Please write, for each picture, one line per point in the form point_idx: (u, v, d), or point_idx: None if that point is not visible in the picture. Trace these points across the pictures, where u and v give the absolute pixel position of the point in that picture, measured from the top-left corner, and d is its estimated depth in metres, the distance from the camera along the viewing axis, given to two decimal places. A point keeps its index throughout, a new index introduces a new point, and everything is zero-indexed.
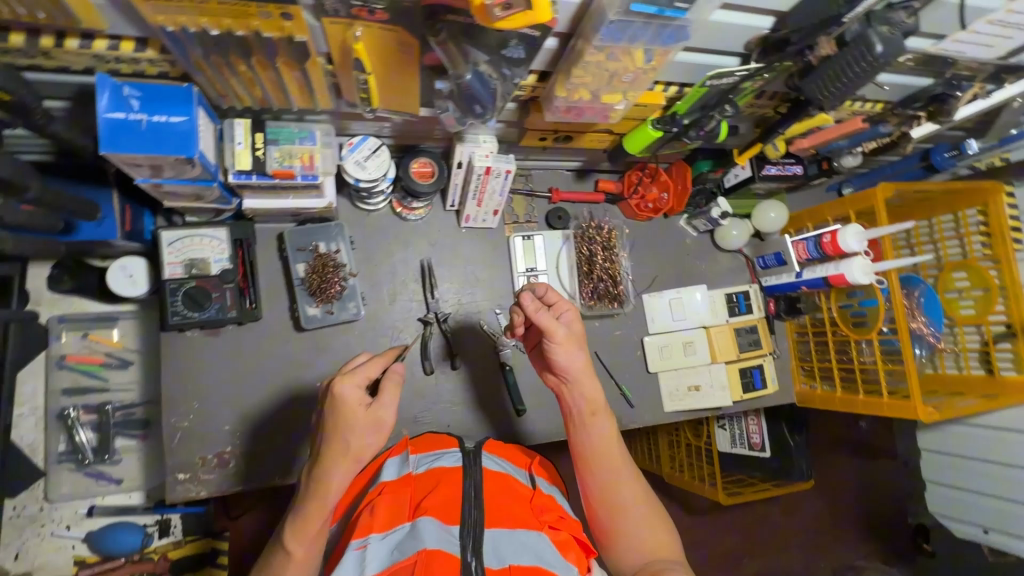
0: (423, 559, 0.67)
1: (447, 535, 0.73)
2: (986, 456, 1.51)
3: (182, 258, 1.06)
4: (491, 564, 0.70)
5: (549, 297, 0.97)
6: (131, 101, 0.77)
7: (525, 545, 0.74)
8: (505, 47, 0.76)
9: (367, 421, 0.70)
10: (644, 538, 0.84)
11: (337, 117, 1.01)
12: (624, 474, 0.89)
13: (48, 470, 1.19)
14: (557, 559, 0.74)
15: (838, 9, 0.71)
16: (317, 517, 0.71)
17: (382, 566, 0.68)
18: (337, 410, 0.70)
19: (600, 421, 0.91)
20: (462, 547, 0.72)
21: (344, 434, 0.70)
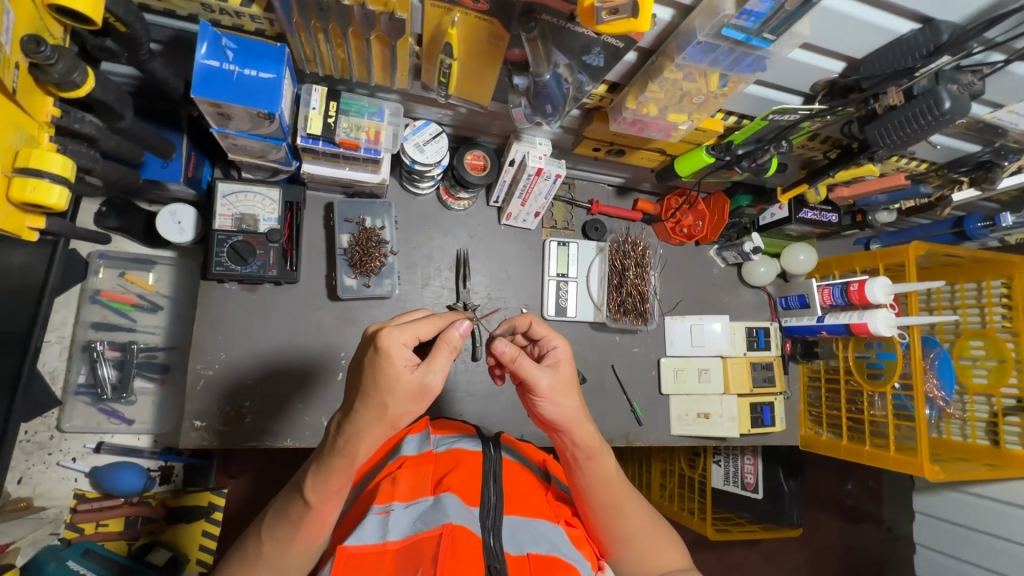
0: (448, 533, 0.68)
1: (468, 515, 0.74)
2: (983, 528, 1.51)
3: (234, 211, 1.08)
4: (509, 549, 0.72)
5: (534, 332, 0.85)
6: (227, 52, 0.81)
7: (543, 535, 0.75)
8: (587, 54, 0.80)
9: (410, 383, 0.65)
10: (650, 558, 0.83)
11: (406, 98, 1.05)
12: (628, 505, 0.84)
13: (65, 400, 1.21)
14: (573, 553, 0.75)
15: (912, 63, 0.74)
16: (341, 473, 0.70)
17: (404, 535, 0.71)
18: (381, 364, 0.64)
19: (599, 455, 0.82)
20: (483, 526, 0.73)
21: (383, 392, 0.65)
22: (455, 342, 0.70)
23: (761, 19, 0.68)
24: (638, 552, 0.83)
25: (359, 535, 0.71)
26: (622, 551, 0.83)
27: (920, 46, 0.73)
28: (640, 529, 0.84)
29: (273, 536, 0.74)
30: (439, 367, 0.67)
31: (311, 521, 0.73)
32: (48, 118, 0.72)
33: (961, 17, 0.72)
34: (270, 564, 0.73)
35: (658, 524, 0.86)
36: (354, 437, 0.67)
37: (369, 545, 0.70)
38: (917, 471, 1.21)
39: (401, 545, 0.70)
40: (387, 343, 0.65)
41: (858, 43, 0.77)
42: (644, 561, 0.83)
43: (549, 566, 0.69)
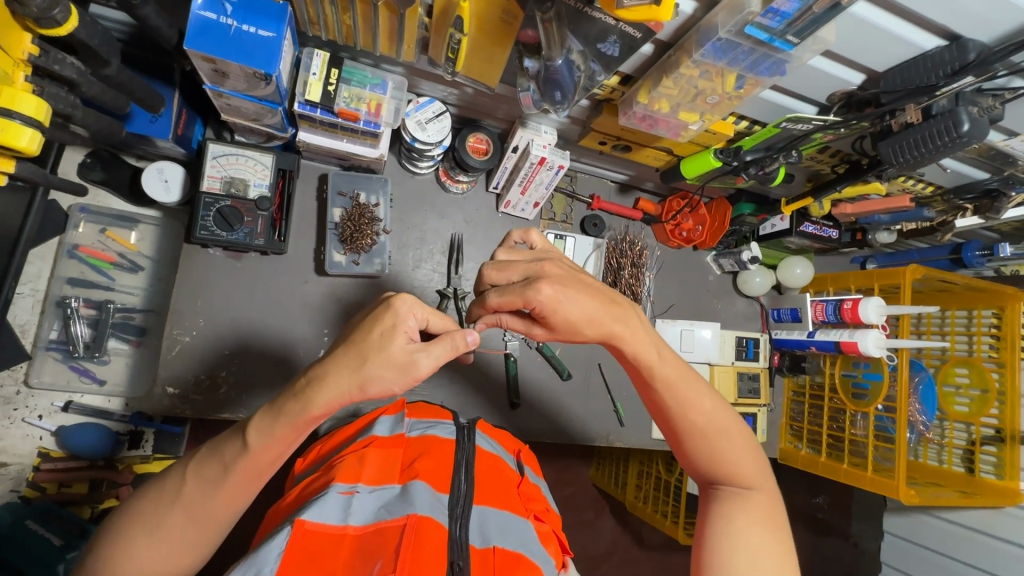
0: (412, 524, 0.66)
1: (436, 503, 0.72)
2: (950, 552, 1.54)
3: (223, 174, 1.05)
4: (474, 542, 0.70)
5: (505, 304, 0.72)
6: (226, 5, 0.78)
7: (512, 530, 0.73)
8: (602, 41, 0.77)
9: (398, 351, 0.62)
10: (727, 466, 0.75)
11: (411, 73, 1.01)
12: (701, 406, 0.75)
13: (34, 355, 1.15)
14: (540, 549, 0.73)
15: (935, 80, 0.72)
16: (291, 423, 0.64)
17: (367, 522, 0.69)
18: (385, 320, 0.63)
19: (654, 360, 0.73)
20: (450, 516, 0.72)
21: (370, 348, 0.62)
22: (460, 344, 0.66)
23: (787, 19, 0.65)
24: (705, 450, 0.75)
25: (319, 511, 0.67)
26: (687, 443, 0.76)
27: (945, 64, 0.71)
28: (710, 437, 0.75)
29: (200, 477, 0.67)
30: (436, 353, 0.64)
31: (245, 467, 0.66)
32: (24, 56, 0.67)
33: (990, 37, 0.70)
34: (195, 512, 0.67)
35: (737, 431, 0.76)
36: (318, 383, 0.63)
37: (329, 525, 0.67)
38: (892, 492, 1.21)
39: (363, 532, 0.67)
40: (399, 305, 0.64)
41: (881, 55, 0.75)
42: (712, 461, 0.75)
43: (514, 564, 0.67)
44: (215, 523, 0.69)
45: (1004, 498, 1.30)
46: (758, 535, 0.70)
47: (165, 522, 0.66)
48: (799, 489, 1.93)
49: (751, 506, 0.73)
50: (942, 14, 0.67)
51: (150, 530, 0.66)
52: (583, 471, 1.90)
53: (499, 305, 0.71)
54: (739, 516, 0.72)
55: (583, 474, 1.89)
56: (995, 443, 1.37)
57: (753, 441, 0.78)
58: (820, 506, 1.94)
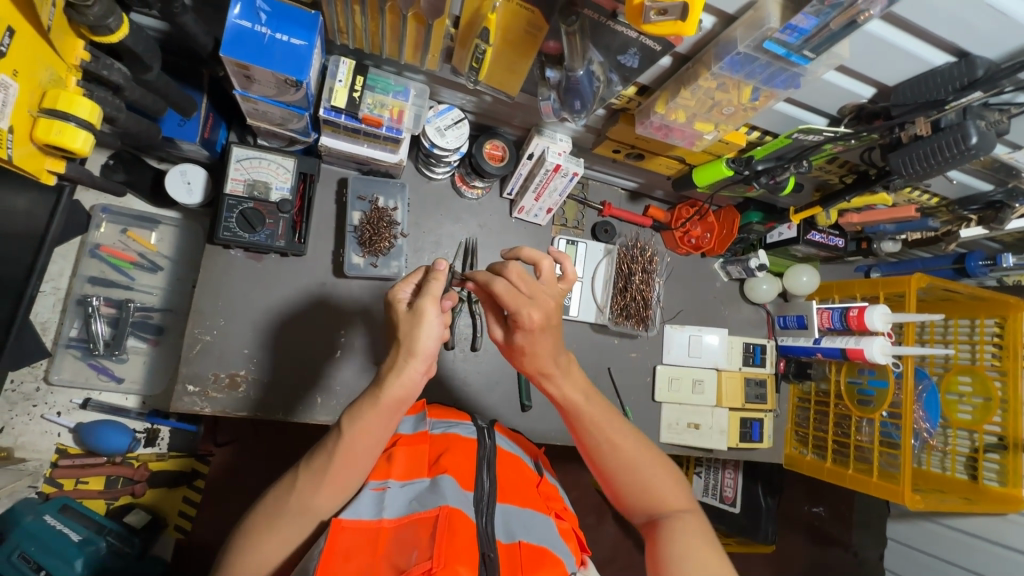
0: (444, 515, 0.67)
1: (464, 498, 0.73)
2: (953, 559, 1.55)
3: (247, 177, 1.07)
4: (500, 537, 0.72)
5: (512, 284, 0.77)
6: (260, 14, 0.80)
7: (534, 525, 0.74)
8: (623, 53, 0.80)
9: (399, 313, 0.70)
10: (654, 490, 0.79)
11: (432, 81, 1.04)
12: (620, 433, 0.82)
13: (55, 352, 1.18)
14: (562, 545, 0.75)
15: (944, 95, 0.74)
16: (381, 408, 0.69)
17: (401, 514, 0.70)
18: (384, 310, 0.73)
19: (581, 398, 0.81)
20: (477, 509, 0.73)
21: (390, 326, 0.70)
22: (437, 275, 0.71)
23: (804, 36, 0.68)
24: (634, 481, 0.80)
25: (354, 510, 0.70)
26: (620, 480, 0.80)
27: (953, 80, 0.74)
28: (636, 465, 0.80)
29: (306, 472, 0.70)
30: (428, 294, 0.69)
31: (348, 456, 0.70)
32: (77, 61, 0.71)
33: (996, 54, 0.73)
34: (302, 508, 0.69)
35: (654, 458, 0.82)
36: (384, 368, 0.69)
37: (365, 520, 0.69)
38: (897, 497, 1.23)
39: (397, 525, 0.68)
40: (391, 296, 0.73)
41: (891, 70, 0.77)
42: (645, 491, 0.80)
43: (540, 558, 0.68)
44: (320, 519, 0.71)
45: (1007, 505, 1.34)
46: (700, 551, 0.73)
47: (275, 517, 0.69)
48: (801, 495, 1.95)
49: (689, 523, 0.76)
50: (951, 32, 0.69)
51: (264, 525, 0.69)
52: (587, 477, 1.91)
53: (500, 295, 0.76)
54: (683, 534, 0.75)
55: (586, 479, 1.90)
56: (999, 451, 1.39)
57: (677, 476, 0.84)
58: (820, 514, 1.96)
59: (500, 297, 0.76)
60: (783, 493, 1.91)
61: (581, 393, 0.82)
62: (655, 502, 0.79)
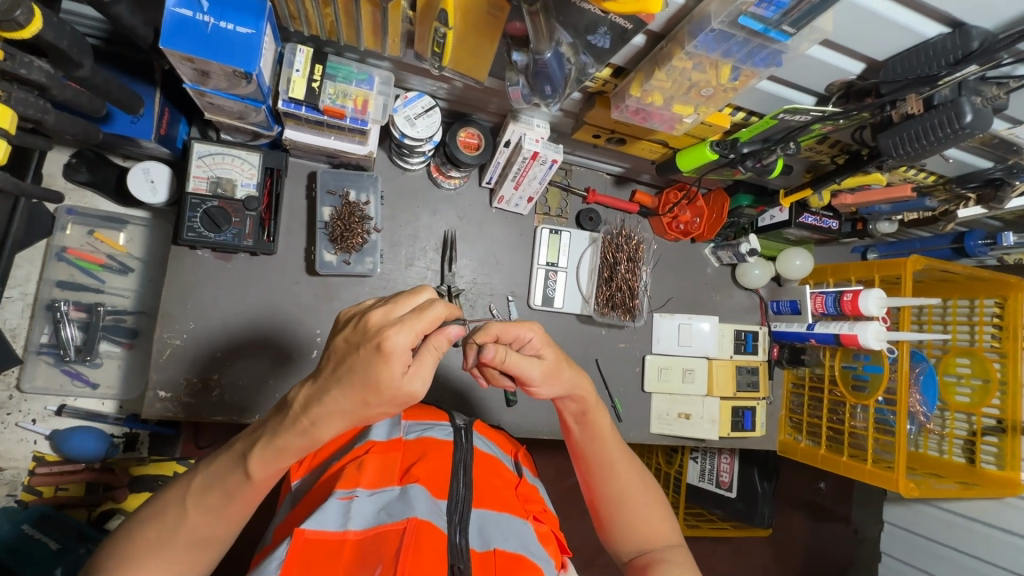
0: (412, 528, 0.64)
1: (435, 508, 0.70)
2: (950, 542, 1.54)
3: (209, 174, 1.03)
4: (475, 546, 0.69)
5: (504, 335, 0.74)
6: (201, 1, 0.75)
7: (512, 531, 0.71)
8: (592, 32, 0.74)
9: (376, 374, 0.57)
10: (646, 523, 0.83)
11: (398, 67, 0.98)
12: (623, 463, 0.84)
13: (26, 359, 1.16)
14: (540, 550, 0.72)
15: (937, 70, 0.69)
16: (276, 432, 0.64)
17: (367, 525, 0.67)
18: (357, 335, 0.60)
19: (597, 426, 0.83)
20: (449, 521, 0.70)
21: (348, 373, 0.58)
22: (444, 345, 0.62)
23: (782, 9, 0.63)
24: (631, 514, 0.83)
25: (318, 519, 0.66)
26: (617, 509, 0.83)
27: (947, 52, 0.68)
28: (634, 492, 0.84)
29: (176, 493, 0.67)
30: (419, 370, 0.60)
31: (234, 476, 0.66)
32: None
33: (994, 24, 0.67)
34: (184, 533, 0.66)
35: (653, 491, 0.86)
36: (318, 416, 0.61)
37: (329, 532, 0.66)
38: (891, 485, 1.20)
39: (363, 536, 0.66)
40: (391, 345, 0.57)
41: (881, 43, 0.72)
42: (637, 522, 0.83)
43: (515, 566, 0.66)
44: (205, 543, 0.68)
45: (1004, 489, 1.31)
46: None
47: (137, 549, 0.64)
48: (799, 478, 1.92)
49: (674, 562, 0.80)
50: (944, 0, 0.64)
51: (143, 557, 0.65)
52: None
53: (503, 334, 0.74)
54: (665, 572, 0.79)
55: None
56: (997, 434, 1.36)
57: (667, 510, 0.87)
58: (819, 493, 1.94)
59: (504, 334, 0.74)
60: (779, 476, 1.89)
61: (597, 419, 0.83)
62: (644, 534, 0.83)
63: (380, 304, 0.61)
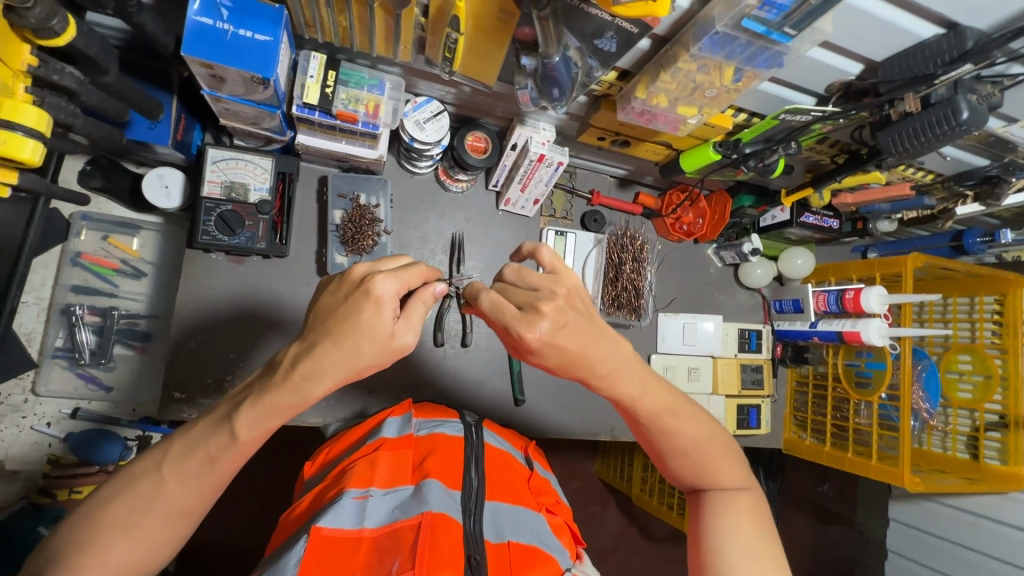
0: (427, 521, 0.65)
1: (450, 499, 0.71)
2: (955, 538, 1.55)
3: (223, 178, 1.05)
4: (489, 537, 0.69)
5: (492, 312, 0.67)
6: (222, 10, 0.78)
7: (525, 524, 0.72)
8: (599, 37, 0.76)
9: (373, 326, 0.60)
10: (707, 467, 0.78)
11: (408, 73, 1.01)
12: (680, 417, 0.77)
13: (41, 363, 1.17)
14: (554, 541, 0.72)
15: (933, 69, 0.72)
16: (279, 412, 0.64)
17: (383, 523, 0.67)
18: (346, 289, 0.63)
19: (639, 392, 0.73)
20: (464, 510, 0.71)
21: (337, 326, 0.60)
22: (429, 301, 0.66)
23: (783, 11, 0.65)
24: (690, 462, 0.79)
25: (334, 518, 0.66)
26: (674, 453, 0.78)
27: (942, 52, 0.71)
28: (694, 439, 0.78)
29: (152, 481, 0.64)
30: (411, 322, 0.63)
31: (228, 460, 0.65)
32: (23, 67, 0.64)
33: (987, 25, 0.70)
34: (163, 500, 0.64)
35: (713, 434, 0.80)
36: (311, 381, 0.62)
37: (345, 530, 0.65)
38: (897, 480, 1.21)
39: (379, 533, 0.66)
40: (377, 289, 0.60)
41: (878, 45, 0.75)
42: (697, 463, 0.78)
43: (530, 557, 0.66)
44: (185, 515, 0.66)
45: (1009, 484, 1.32)
46: (752, 526, 0.74)
47: (119, 540, 0.62)
48: (805, 479, 1.93)
49: (740, 501, 0.77)
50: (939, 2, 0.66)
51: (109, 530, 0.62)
52: (589, 466, 1.86)
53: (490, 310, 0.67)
54: (731, 512, 0.75)
55: (589, 468, 1.85)
56: (999, 429, 1.38)
57: (728, 443, 0.82)
58: (825, 495, 1.95)
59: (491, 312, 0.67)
60: (785, 476, 1.90)
61: (638, 388, 0.73)
62: (708, 476, 0.79)
63: (366, 259, 0.66)
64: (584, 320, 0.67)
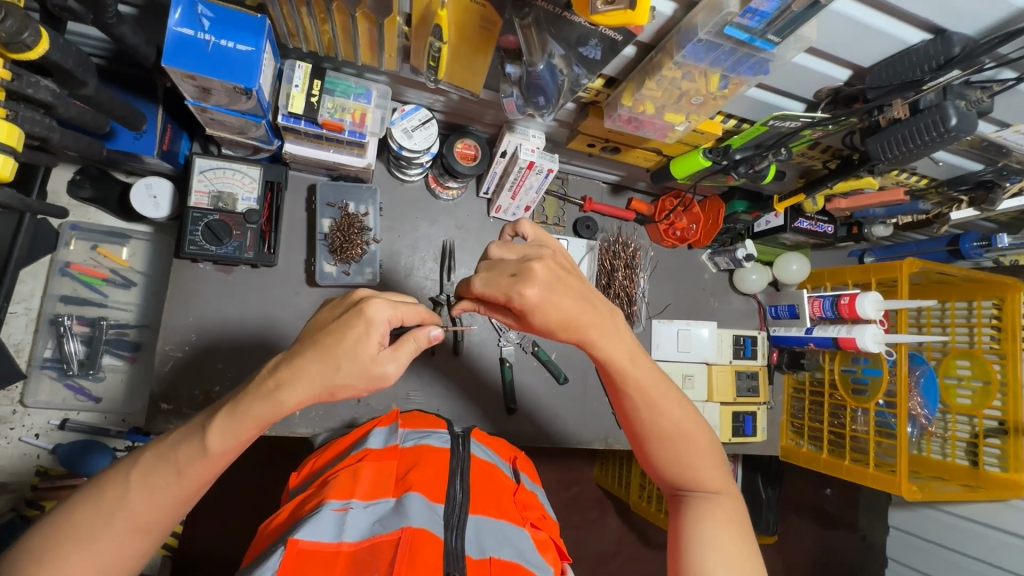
0: (407, 537, 0.64)
1: (432, 514, 0.70)
2: (955, 545, 1.53)
3: (211, 188, 1.04)
4: (471, 553, 0.68)
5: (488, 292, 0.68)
6: (203, 21, 0.77)
7: (507, 539, 0.71)
8: (583, 44, 0.76)
9: (360, 353, 0.61)
10: (687, 466, 0.76)
11: (395, 81, 1.01)
12: (663, 403, 0.75)
13: (29, 374, 1.17)
14: (537, 558, 0.71)
15: (922, 75, 0.70)
16: (251, 421, 0.63)
17: (362, 537, 0.66)
18: (342, 309, 0.65)
19: (628, 365, 0.73)
20: (446, 526, 0.70)
21: (324, 343, 0.61)
22: (423, 341, 0.65)
23: (766, 19, 0.64)
24: (671, 456, 0.77)
25: (313, 530, 0.65)
26: (657, 448, 0.77)
27: (930, 58, 0.70)
28: (677, 432, 0.76)
29: (125, 495, 0.63)
30: (395, 354, 0.63)
31: (199, 468, 0.63)
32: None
33: (975, 30, 0.69)
34: (128, 510, 0.62)
35: (699, 429, 0.78)
36: (285, 384, 0.61)
37: (323, 543, 0.64)
38: (894, 489, 1.20)
39: (358, 547, 0.65)
40: (373, 314, 0.61)
41: (866, 51, 0.74)
42: (679, 463, 0.76)
43: (511, 572, 0.65)
44: (152, 528, 0.64)
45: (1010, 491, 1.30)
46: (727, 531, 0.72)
47: (81, 551, 0.60)
48: (804, 485, 1.91)
49: (719, 506, 0.75)
50: (925, 8, 0.66)
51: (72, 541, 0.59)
52: (586, 472, 1.84)
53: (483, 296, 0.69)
54: (707, 518, 0.73)
55: (586, 475, 1.83)
56: (999, 435, 1.36)
57: (712, 441, 0.79)
58: (825, 501, 1.93)
59: (484, 296, 0.69)
60: (783, 482, 1.88)
61: (627, 357, 0.73)
62: (688, 475, 0.77)
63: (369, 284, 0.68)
64: (575, 298, 0.69)
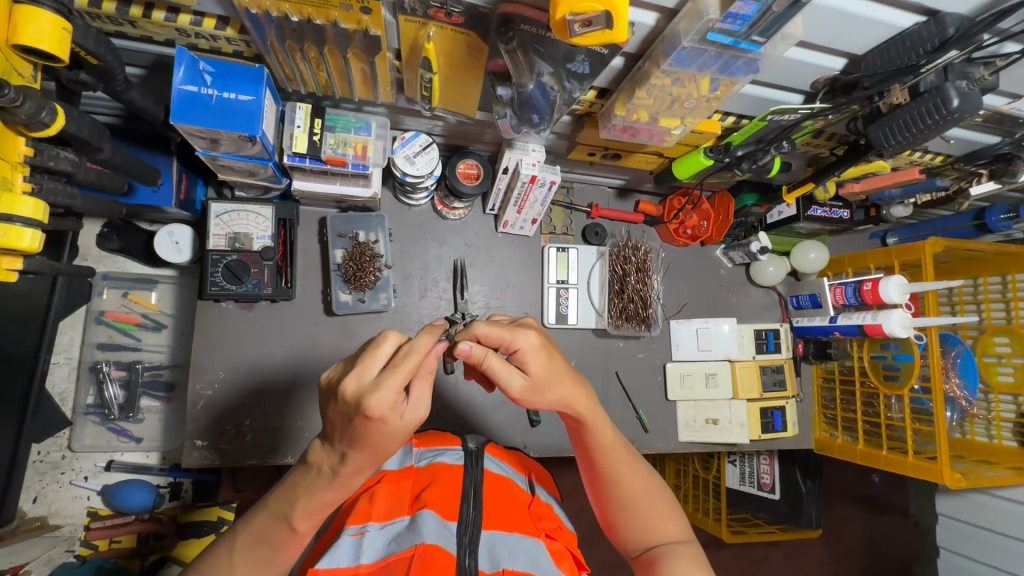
0: (420, 553, 0.65)
1: (445, 531, 0.71)
2: (1009, 531, 1.46)
3: (227, 230, 1.08)
4: (484, 567, 0.69)
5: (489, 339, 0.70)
6: (205, 76, 0.81)
7: (521, 551, 0.71)
8: (571, 61, 0.77)
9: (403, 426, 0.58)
10: (652, 524, 0.79)
11: (393, 111, 1.03)
12: (626, 464, 0.80)
13: (75, 421, 1.23)
14: (551, 567, 0.71)
15: (916, 59, 0.69)
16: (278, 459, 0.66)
17: (378, 557, 0.68)
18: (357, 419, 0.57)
19: (600, 423, 0.78)
20: (459, 543, 0.70)
21: (373, 440, 0.58)
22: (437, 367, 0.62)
23: (748, 22, 0.65)
24: (634, 515, 0.80)
25: (332, 557, 0.67)
26: (623, 509, 0.80)
27: (924, 41, 0.68)
28: (639, 489, 0.80)
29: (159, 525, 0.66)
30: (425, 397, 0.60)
31: (270, 528, 0.67)
32: (21, 158, 0.68)
33: (968, 9, 0.67)
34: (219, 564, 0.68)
35: (657, 486, 0.82)
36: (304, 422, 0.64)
37: (341, 567, 0.66)
38: (936, 477, 1.15)
39: (374, 568, 0.66)
40: (375, 404, 0.55)
41: (857, 40, 0.73)
42: (643, 519, 0.79)
43: None
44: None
45: None
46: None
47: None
48: (845, 477, 1.85)
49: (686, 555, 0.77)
50: None
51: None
52: None
53: (487, 337, 0.70)
54: (677, 564, 0.75)
55: None
56: None
57: (670, 498, 0.83)
58: (872, 492, 1.86)
59: (488, 338, 0.70)
60: (824, 474, 1.82)
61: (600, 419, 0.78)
62: (653, 532, 0.79)
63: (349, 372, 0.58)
64: (558, 359, 0.74)
